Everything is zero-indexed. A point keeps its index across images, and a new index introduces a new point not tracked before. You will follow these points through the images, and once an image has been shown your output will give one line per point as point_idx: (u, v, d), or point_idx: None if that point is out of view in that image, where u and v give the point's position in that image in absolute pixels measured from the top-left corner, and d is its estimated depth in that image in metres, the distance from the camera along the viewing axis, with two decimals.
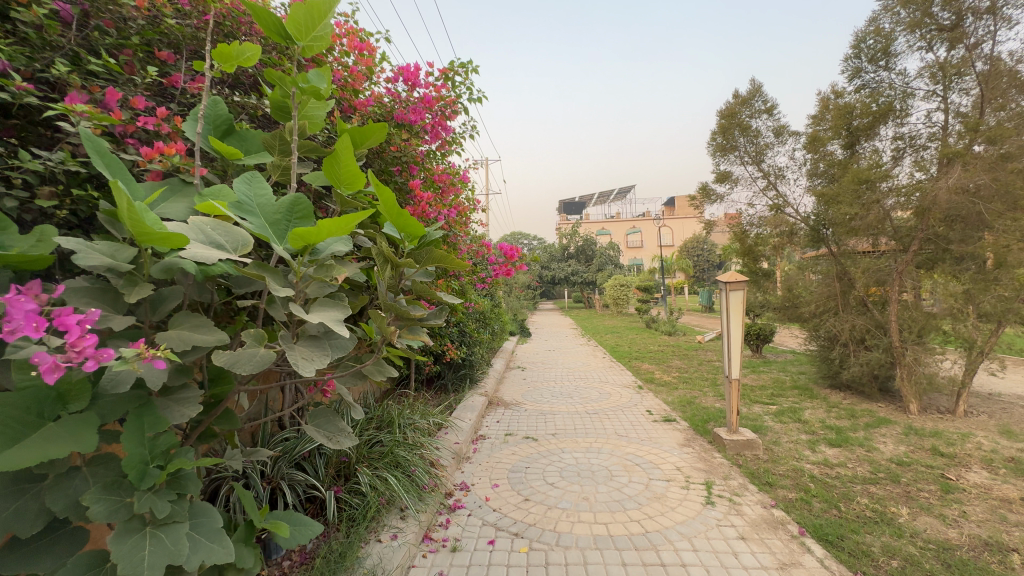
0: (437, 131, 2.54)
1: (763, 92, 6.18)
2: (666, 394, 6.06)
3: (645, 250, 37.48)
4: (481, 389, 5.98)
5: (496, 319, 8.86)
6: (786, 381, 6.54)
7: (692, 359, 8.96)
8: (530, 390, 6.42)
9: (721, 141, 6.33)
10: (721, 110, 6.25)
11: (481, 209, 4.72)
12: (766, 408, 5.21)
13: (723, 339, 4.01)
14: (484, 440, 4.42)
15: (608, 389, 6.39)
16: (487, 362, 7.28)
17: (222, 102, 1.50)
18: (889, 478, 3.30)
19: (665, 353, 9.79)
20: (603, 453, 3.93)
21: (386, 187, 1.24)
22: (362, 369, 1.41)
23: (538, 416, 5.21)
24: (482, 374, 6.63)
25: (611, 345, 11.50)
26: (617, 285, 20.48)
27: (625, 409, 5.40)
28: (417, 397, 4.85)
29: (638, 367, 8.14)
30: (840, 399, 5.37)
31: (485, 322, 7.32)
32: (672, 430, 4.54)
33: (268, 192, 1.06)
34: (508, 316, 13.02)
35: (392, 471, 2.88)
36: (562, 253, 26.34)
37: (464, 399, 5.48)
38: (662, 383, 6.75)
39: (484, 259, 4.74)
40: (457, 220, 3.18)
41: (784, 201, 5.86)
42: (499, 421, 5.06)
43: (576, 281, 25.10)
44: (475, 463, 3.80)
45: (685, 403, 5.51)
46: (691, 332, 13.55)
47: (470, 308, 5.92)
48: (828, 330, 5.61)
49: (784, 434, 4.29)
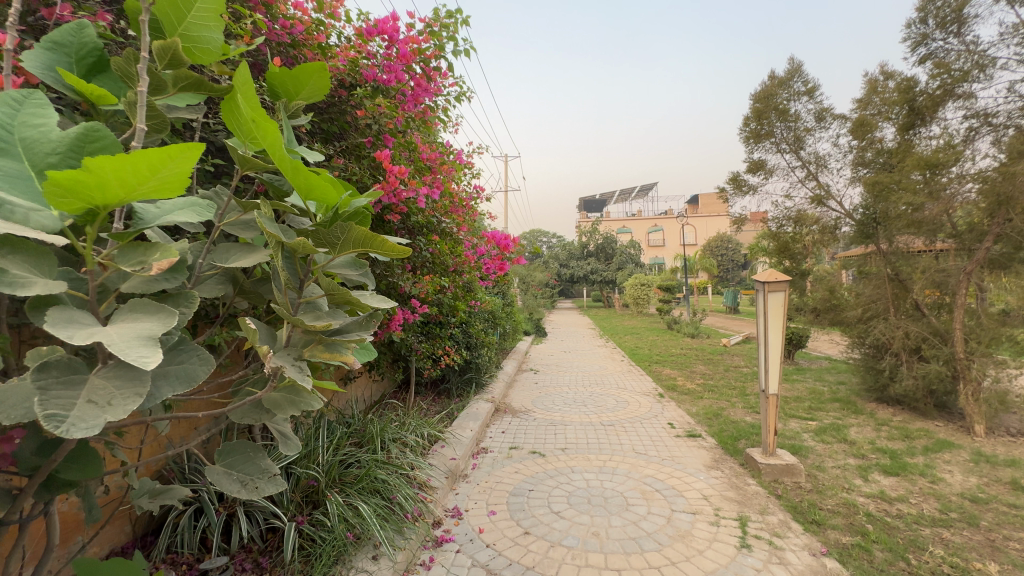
0: (418, 95, 2.11)
1: (803, 71, 5.53)
2: (691, 405, 5.52)
3: (667, 249, 36.51)
4: (487, 395, 5.56)
5: (508, 319, 8.41)
6: (824, 392, 5.93)
7: (717, 365, 8.37)
8: (541, 397, 5.97)
9: (754, 126, 5.72)
10: (755, 93, 5.64)
11: (486, 198, 4.27)
12: (804, 424, 4.64)
13: (759, 347, 3.49)
14: (486, 454, 4.00)
15: (626, 397, 5.89)
16: (496, 365, 6.84)
17: (92, 26, 1.06)
18: (964, 520, 2.75)
19: (688, 357, 9.20)
20: (617, 475, 3.46)
21: (268, 120, 0.81)
22: (265, 398, 0.97)
23: (547, 427, 4.76)
24: (490, 379, 6.20)
25: (631, 347, 10.93)
26: (638, 284, 19.78)
27: (644, 421, 4.90)
28: (415, 404, 4.45)
29: (660, 373, 7.60)
30: (890, 416, 4.76)
31: (495, 323, 6.88)
32: (697, 448, 4.03)
33: (42, 120, 0.64)
34: (523, 315, 12.54)
35: (368, 497, 2.46)
36: (581, 251, 25.74)
37: (468, 406, 5.06)
38: (686, 391, 6.21)
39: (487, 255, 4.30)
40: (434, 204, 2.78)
41: (826, 193, 5.26)
42: (505, 432, 4.63)
43: (595, 280, 24.45)
44: (472, 483, 3.37)
45: (712, 416, 4.97)
46: (715, 334, 12.88)
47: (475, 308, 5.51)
48: (876, 338, 5.00)
49: (829, 457, 3.74)
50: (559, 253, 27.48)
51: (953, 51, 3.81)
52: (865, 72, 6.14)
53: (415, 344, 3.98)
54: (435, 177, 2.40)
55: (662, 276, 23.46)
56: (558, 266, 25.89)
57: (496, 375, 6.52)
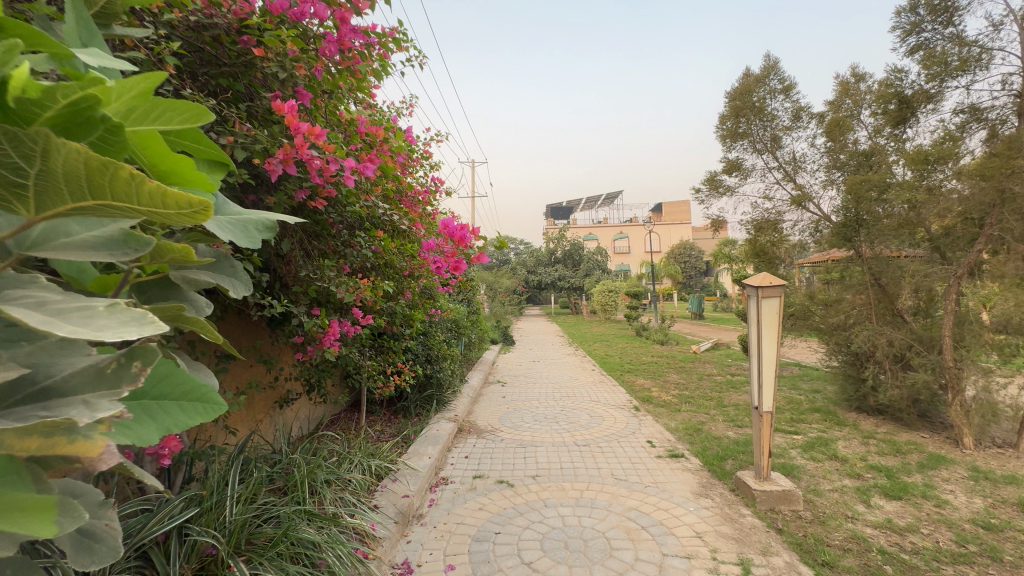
0: (343, 37, 1.61)
1: (780, 68, 5.32)
2: (668, 419, 5.17)
3: (632, 256, 36.86)
4: (449, 413, 5.04)
5: (474, 328, 7.89)
6: (802, 401, 5.73)
7: (690, 374, 8.11)
8: (509, 413, 5.48)
9: (732, 125, 5.47)
10: (731, 90, 5.40)
11: (445, 192, 3.79)
12: (790, 438, 4.35)
13: (752, 358, 3.13)
14: (447, 486, 3.47)
15: (600, 411, 5.49)
16: (460, 379, 6.31)
17: None
18: (986, 554, 2.44)
19: (660, 366, 8.93)
20: (597, 508, 3.01)
21: None
22: None
23: (516, 449, 4.28)
24: (453, 395, 5.67)
25: (601, 355, 10.61)
26: (605, 291, 19.68)
27: (621, 439, 4.50)
28: (365, 429, 3.88)
29: (632, 383, 7.27)
30: (874, 428, 4.55)
31: (459, 333, 6.37)
32: (682, 471, 3.65)
33: None
34: (490, 324, 12.00)
35: (285, 566, 1.89)
36: (549, 258, 25.51)
37: (427, 428, 4.53)
38: (661, 403, 5.88)
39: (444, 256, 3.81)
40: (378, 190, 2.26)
41: (804, 195, 5.05)
42: (470, 458, 4.11)
43: (563, 287, 24.23)
44: (429, 526, 2.83)
45: (692, 431, 4.63)
46: (684, 341, 12.74)
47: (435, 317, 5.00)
48: (857, 345, 4.80)
49: (824, 478, 3.43)
50: (526, 260, 27.13)
51: (945, 42, 3.62)
52: (836, 74, 6.04)
53: (365, 360, 3.43)
54: (373, 153, 1.92)
55: (629, 282, 23.46)
56: (526, 273, 25.54)
57: (460, 390, 6.00)
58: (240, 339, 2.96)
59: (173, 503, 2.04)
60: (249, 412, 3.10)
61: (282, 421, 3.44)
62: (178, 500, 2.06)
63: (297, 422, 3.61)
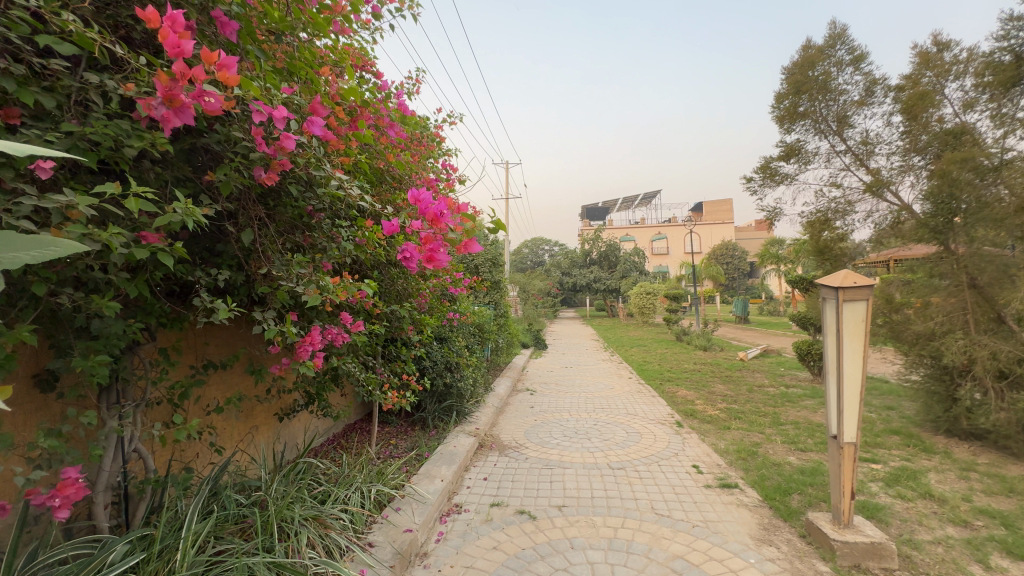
0: None
1: (848, 36, 4.62)
2: (716, 438, 4.57)
3: (671, 257, 35.53)
4: (470, 426, 4.62)
5: (501, 333, 7.46)
6: (874, 420, 4.98)
7: (738, 384, 7.37)
8: (536, 426, 5.01)
9: (792, 103, 4.79)
10: (789, 64, 4.76)
11: (459, 179, 3.38)
12: (867, 467, 3.69)
13: (829, 371, 2.53)
14: (460, 515, 3.03)
15: (638, 426, 4.94)
16: (485, 387, 5.90)
17: None
18: None
19: (703, 375, 8.22)
20: (635, 555, 2.49)
21: None
22: None
23: (543, 471, 3.80)
24: (476, 405, 5.25)
25: (639, 361, 9.98)
26: (643, 293, 18.89)
27: (663, 462, 3.95)
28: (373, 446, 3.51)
29: (674, 394, 6.65)
30: (972, 457, 3.81)
31: (484, 338, 5.97)
32: (737, 507, 3.08)
33: None
34: (520, 327, 11.58)
35: None
36: (584, 259, 24.87)
37: (444, 443, 4.12)
38: (707, 418, 5.28)
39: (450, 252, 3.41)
40: (360, 168, 1.88)
41: (880, 182, 4.34)
42: (489, 480, 3.66)
43: (598, 289, 23.52)
44: (433, 570, 2.39)
45: (746, 455, 4.03)
46: (729, 347, 11.85)
47: (453, 322, 4.59)
48: (948, 358, 4.06)
49: (920, 523, 2.79)
50: (560, 261, 26.53)
51: None
52: (912, 44, 5.27)
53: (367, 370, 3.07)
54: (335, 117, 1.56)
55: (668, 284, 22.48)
56: (560, 274, 24.96)
57: (484, 399, 5.58)
58: (223, 347, 2.65)
59: (113, 549, 1.69)
60: (235, 428, 2.77)
61: (275, 438, 3.10)
62: (121, 545, 1.72)
63: (293, 439, 3.28)
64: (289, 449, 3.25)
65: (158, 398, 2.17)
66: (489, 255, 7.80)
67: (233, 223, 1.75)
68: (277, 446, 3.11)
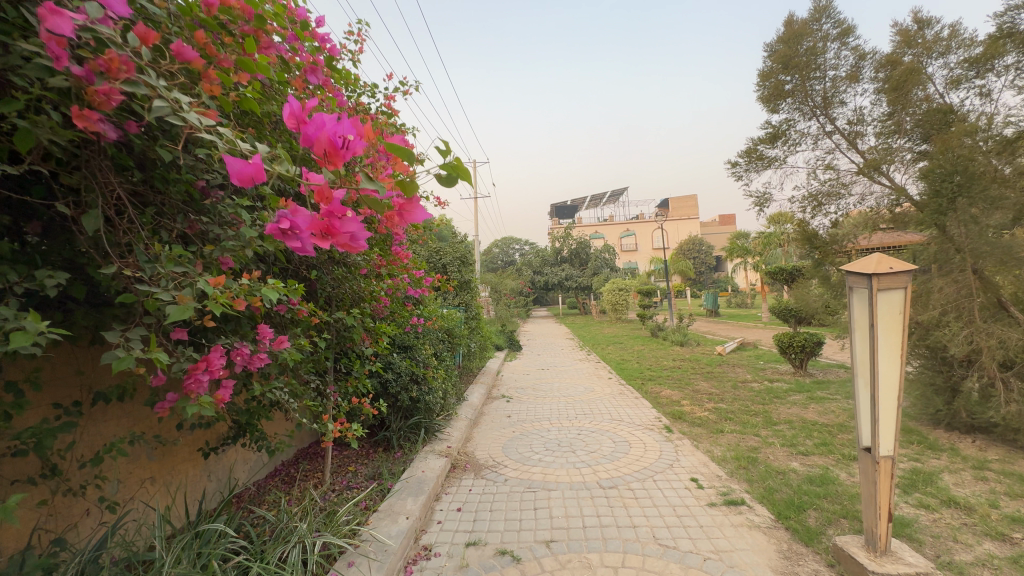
0: None
1: (833, 9, 4.33)
2: (710, 443, 4.21)
3: (640, 253, 35.77)
4: (440, 444, 4.11)
5: (473, 336, 6.96)
6: None
7: (721, 380, 7.11)
8: (515, 439, 4.54)
9: (777, 80, 4.51)
10: (774, 40, 4.46)
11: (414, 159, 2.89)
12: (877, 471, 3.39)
13: (857, 367, 2.19)
14: (429, 560, 2.54)
15: (625, 434, 4.54)
16: (456, 397, 5.39)
17: None
18: None
19: (684, 372, 7.96)
20: None
21: None
22: None
23: (525, 495, 3.34)
24: (448, 420, 4.73)
25: (617, 360, 9.67)
26: (616, 289, 18.75)
27: (658, 476, 3.54)
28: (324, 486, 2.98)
29: (657, 394, 6.31)
30: (981, 453, 3.57)
31: (454, 343, 5.46)
32: (749, 530, 2.68)
33: None
34: (493, 330, 11.13)
35: None
36: (555, 257, 24.61)
37: (411, 467, 3.60)
38: (697, 420, 4.93)
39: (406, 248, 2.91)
40: (262, 130, 1.34)
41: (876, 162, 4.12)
42: (463, 511, 3.14)
43: (571, 287, 23.29)
44: None
45: (746, 462, 3.68)
46: (705, 341, 11.69)
47: (417, 329, 4.07)
48: (950, 348, 3.82)
49: (955, 540, 2.46)
50: (531, 260, 26.18)
51: None
52: (893, 22, 5.05)
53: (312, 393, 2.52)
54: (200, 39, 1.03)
55: (640, 281, 22.45)
56: (532, 273, 24.59)
57: (456, 411, 5.07)
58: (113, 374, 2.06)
59: None
60: (143, 472, 2.24)
61: (200, 479, 2.58)
62: None
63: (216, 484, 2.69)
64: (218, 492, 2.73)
65: (8, 449, 1.59)
66: (458, 253, 7.29)
67: (73, 202, 1.19)
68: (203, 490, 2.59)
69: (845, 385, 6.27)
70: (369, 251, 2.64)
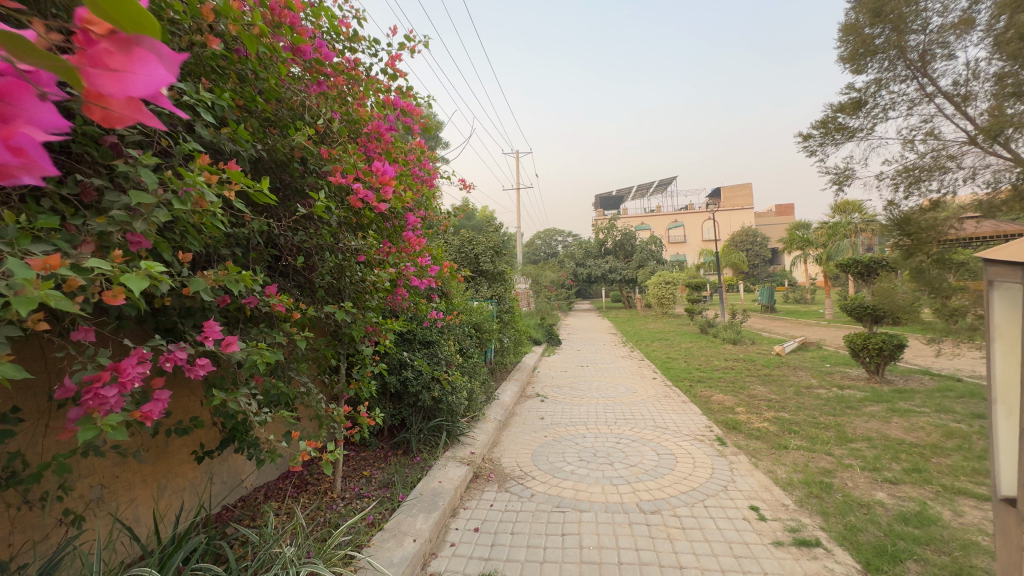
0: None
1: None
2: (772, 462, 3.63)
3: (688, 245, 34.19)
4: (463, 450, 3.77)
5: (505, 331, 6.57)
6: (968, 437, 3.98)
7: (781, 385, 6.38)
8: (545, 447, 4.13)
9: (862, 34, 3.80)
10: None
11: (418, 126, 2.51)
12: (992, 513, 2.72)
13: (998, 389, 1.61)
14: None
15: (670, 446, 4.03)
16: (485, 396, 5.05)
17: None
18: None
19: (737, 373, 7.26)
20: None
21: None
22: None
23: (553, 516, 2.92)
24: (474, 421, 4.39)
25: (662, 358, 9.04)
26: (662, 282, 17.84)
27: (710, 501, 3.02)
28: (323, 512, 2.71)
29: (708, 399, 5.72)
30: None
31: (484, 338, 5.10)
32: None
33: None
34: (531, 323, 10.73)
35: None
36: (598, 249, 23.88)
37: (429, 476, 3.28)
38: (755, 432, 4.34)
39: (413, 232, 2.56)
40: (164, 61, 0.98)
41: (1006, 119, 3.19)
42: (481, 532, 2.76)
43: (614, 280, 22.50)
44: None
45: (819, 490, 3.09)
46: (761, 339, 10.75)
47: (438, 323, 3.73)
48: None
49: None
50: (573, 250, 25.51)
51: None
52: None
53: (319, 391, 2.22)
54: None
55: (688, 274, 21.34)
56: (574, 265, 23.94)
57: (484, 411, 4.72)
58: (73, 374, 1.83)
59: None
60: (132, 476, 2.13)
61: (200, 482, 2.52)
62: None
63: (197, 492, 2.50)
64: (221, 495, 2.68)
65: None
66: (491, 243, 6.90)
67: None
68: (204, 492, 2.54)
69: (933, 396, 5.40)
70: (371, 234, 2.27)
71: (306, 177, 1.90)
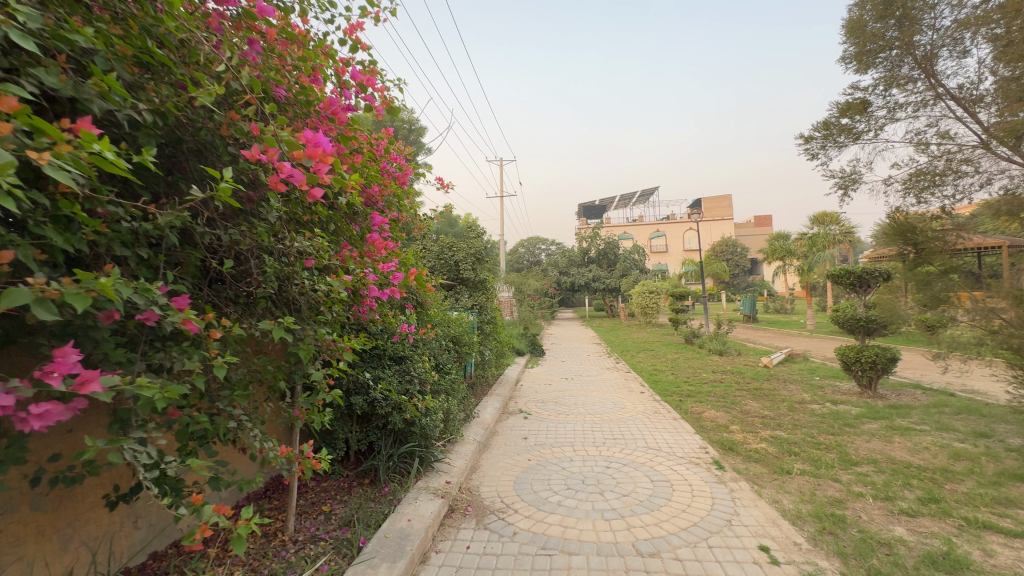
0: None
1: None
2: (775, 490, 3.33)
3: (671, 254, 34.35)
4: (438, 479, 3.37)
5: (486, 342, 6.20)
6: (976, 460, 3.75)
7: (773, 400, 6.13)
8: (529, 472, 3.77)
9: (869, 30, 3.59)
10: None
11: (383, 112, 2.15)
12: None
13: None
14: None
15: (664, 471, 3.70)
16: (463, 414, 4.66)
17: None
18: None
19: (727, 387, 7.01)
20: None
21: None
22: None
23: (538, 560, 2.54)
24: (450, 444, 4.00)
25: (649, 370, 8.75)
26: (646, 292, 17.67)
27: (714, 540, 2.68)
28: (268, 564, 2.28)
29: (699, 415, 5.42)
30: None
31: (463, 352, 4.73)
32: None
33: None
34: (513, 333, 10.36)
35: None
36: (582, 257, 23.70)
37: (397, 511, 2.86)
38: (752, 454, 4.04)
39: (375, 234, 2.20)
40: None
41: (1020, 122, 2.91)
42: None
43: (597, 289, 22.30)
44: None
45: (832, 525, 2.78)
46: (748, 351, 10.56)
47: (409, 337, 3.35)
48: None
49: None
50: (557, 258, 25.28)
51: None
52: None
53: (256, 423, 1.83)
54: None
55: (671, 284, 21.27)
56: (558, 273, 23.69)
57: (463, 432, 4.33)
58: None
59: None
60: (17, 532, 1.71)
61: (120, 528, 2.12)
62: None
63: (111, 544, 2.07)
64: (146, 543, 2.26)
65: None
66: (472, 249, 6.54)
67: None
68: (123, 543, 2.13)
69: (930, 412, 5.20)
70: (321, 235, 1.92)
71: (232, 161, 1.52)
